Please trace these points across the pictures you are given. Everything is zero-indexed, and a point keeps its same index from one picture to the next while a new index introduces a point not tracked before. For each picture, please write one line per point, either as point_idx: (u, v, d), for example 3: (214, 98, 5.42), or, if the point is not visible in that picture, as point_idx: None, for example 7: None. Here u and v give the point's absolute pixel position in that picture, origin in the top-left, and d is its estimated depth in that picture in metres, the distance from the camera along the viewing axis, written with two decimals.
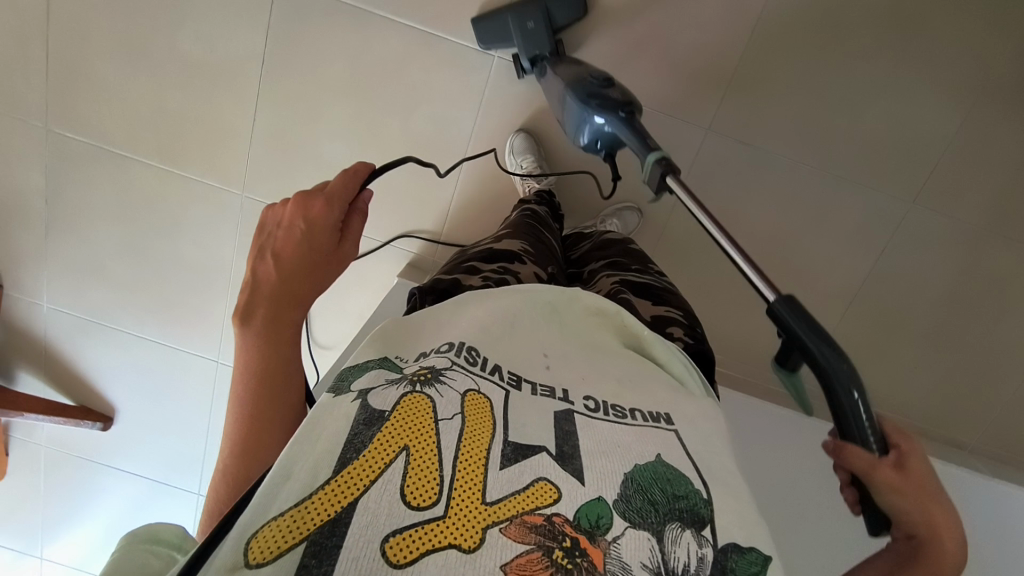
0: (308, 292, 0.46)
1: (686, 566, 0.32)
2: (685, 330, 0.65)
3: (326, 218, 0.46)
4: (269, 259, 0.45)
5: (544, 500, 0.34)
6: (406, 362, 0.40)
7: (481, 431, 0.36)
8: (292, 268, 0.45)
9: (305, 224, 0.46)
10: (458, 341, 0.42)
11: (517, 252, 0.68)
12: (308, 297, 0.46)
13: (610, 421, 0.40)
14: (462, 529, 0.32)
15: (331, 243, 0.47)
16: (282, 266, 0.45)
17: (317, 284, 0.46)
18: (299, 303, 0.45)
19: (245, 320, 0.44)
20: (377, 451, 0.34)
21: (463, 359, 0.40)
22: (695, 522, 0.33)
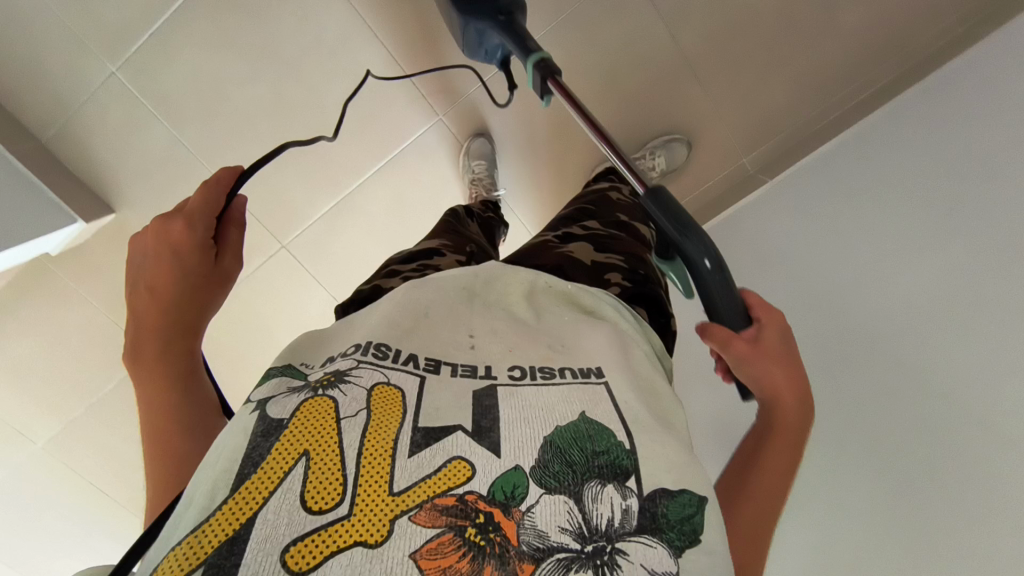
0: (192, 316, 0.43)
1: (609, 522, 0.29)
2: (624, 274, 0.69)
3: (187, 237, 0.43)
4: (143, 288, 0.43)
5: (457, 479, 0.32)
6: (311, 367, 0.39)
7: (388, 422, 0.34)
8: (167, 295, 0.42)
9: (170, 249, 0.43)
10: (364, 342, 0.40)
11: (437, 249, 0.73)
12: (197, 322, 0.44)
13: (535, 385, 0.38)
14: (369, 524, 0.30)
15: (202, 262, 0.43)
16: (155, 295, 0.43)
17: (203, 305, 0.44)
18: (190, 335, 0.44)
19: (133, 358, 0.43)
20: (276, 460, 0.32)
21: (372, 355, 0.39)
22: (617, 475, 0.31)
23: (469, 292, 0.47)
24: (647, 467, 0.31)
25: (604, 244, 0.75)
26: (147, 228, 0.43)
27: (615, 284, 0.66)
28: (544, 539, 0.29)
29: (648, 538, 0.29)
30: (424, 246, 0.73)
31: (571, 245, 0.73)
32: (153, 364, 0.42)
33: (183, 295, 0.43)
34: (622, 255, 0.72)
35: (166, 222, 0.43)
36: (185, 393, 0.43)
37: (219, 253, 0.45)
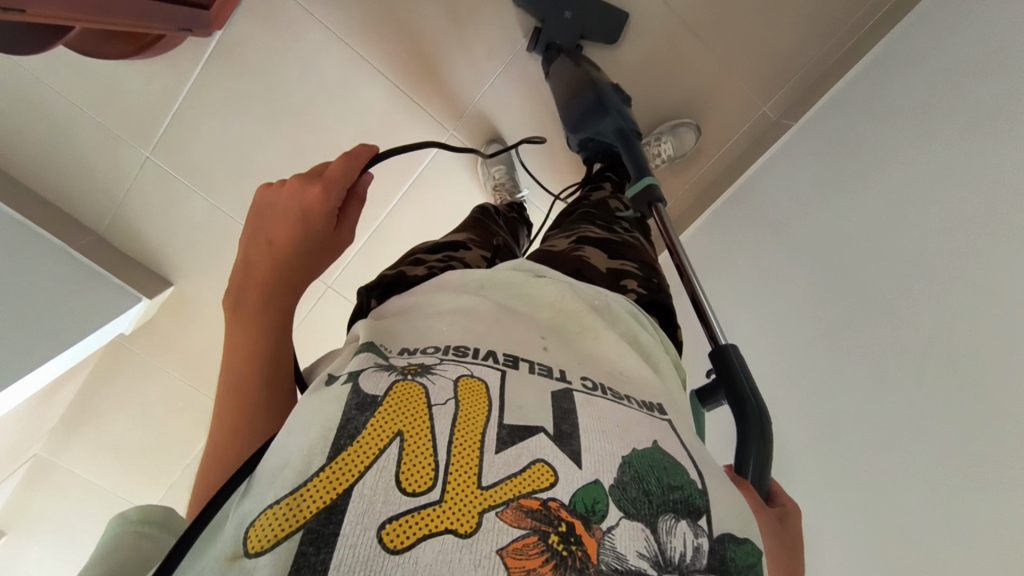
0: (298, 279, 0.46)
1: (682, 556, 0.32)
2: (640, 283, 0.70)
3: (322, 202, 0.44)
4: (263, 242, 0.45)
5: (541, 484, 0.33)
6: (392, 351, 0.39)
7: (476, 413, 0.35)
8: (283, 252, 0.45)
9: (302, 208, 0.44)
10: (441, 344, 0.40)
11: (462, 240, 0.72)
12: (300, 285, 0.46)
13: (610, 399, 0.39)
14: (459, 514, 0.31)
15: (325, 229, 0.45)
16: (274, 249, 0.45)
17: (309, 271, 0.46)
18: (291, 292, 0.46)
19: (234, 304, 0.45)
20: (371, 435, 0.33)
21: (453, 355, 0.39)
22: (690, 512, 0.33)
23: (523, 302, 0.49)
24: (717, 510, 0.34)
25: (622, 251, 0.77)
26: (287, 181, 0.46)
27: (632, 290, 0.67)
28: (622, 561, 0.31)
29: None
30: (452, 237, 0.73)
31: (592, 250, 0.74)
32: (250, 309, 0.45)
33: (299, 256, 0.45)
34: (637, 263, 0.74)
35: (307, 182, 0.45)
36: (268, 346, 0.44)
37: (339, 220, 0.47)
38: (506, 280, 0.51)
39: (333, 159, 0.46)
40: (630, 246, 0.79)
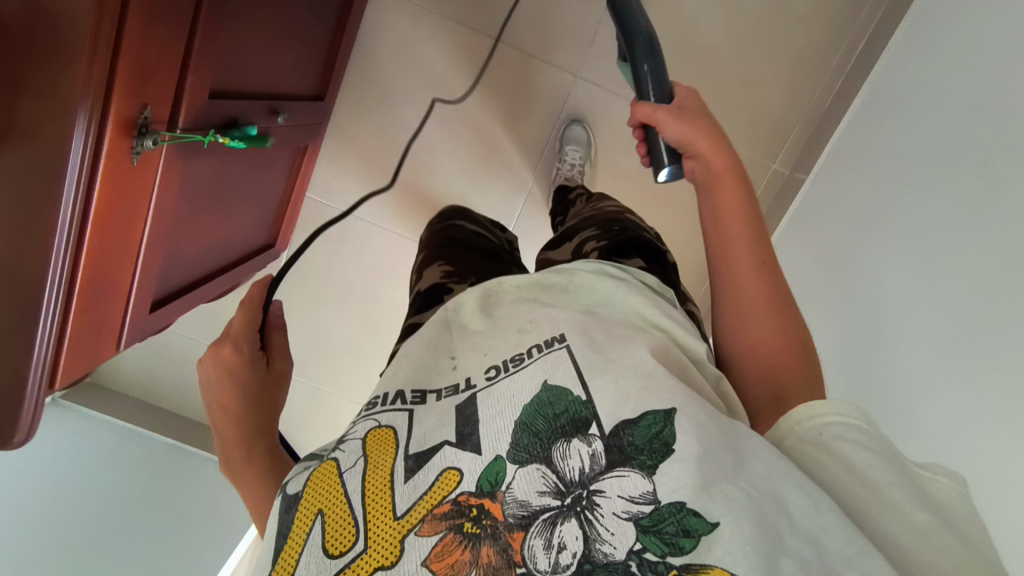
0: (263, 419, 0.53)
1: (581, 470, 0.30)
2: (599, 238, 0.69)
3: (239, 356, 0.53)
4: (218, 411, 0.53)
5: (449, 486, 0.34)
6: (323, 444, 0.43)
7: (383, 459, 0.37)
8: (238, 405, 0.52)
9: (227, 369, 0.53)
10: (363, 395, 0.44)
11: (442, 282, 0.69)
12: (269, 425, 0.53)
13: (508, 375, 0.40)
14: (383, 550, 0.33)
15: (256, 373, 0.54)
16: (229, 407, 0.52)
17: (267, 411, 0.54)
18: (265, 433, 0.53)
19: (228, 465, 0.51)
20: (298, 528, 0.36)
21: (364, 408, 0.42)
22: (580, 426, 0.32)
23: (445, 325, 0.50)
24: (605, 407, 0.32)
25: (579, 228, 0.76)
26: (206, 358, 0.54)
27: (592, 251, 0.66)
28: (527, 506, 0.30)
29: (621, 469, 0.30)
30: (428, 277, 0.70)
31: (554, 252, 0.75)
32: (240, 459, 0.51)
33: (249, 400, 0.53)
34: (595, 225, 0.73)
35: (219, 347, 0.53)
36: (277, 470, 0.50)
37: (269, 360, 0.56)
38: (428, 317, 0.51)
39: (232, 318, 0.55)
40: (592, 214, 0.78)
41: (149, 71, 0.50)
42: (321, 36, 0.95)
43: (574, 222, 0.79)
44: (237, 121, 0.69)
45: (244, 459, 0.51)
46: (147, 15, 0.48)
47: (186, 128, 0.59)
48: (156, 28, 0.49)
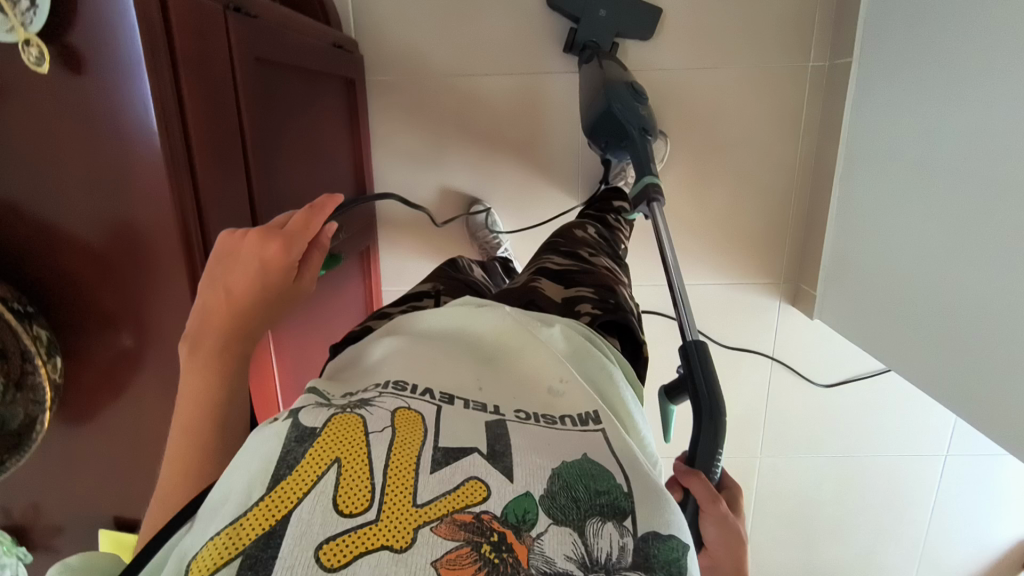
0: (254, 324, 0.48)
1: (609, 555, 0.33)
2: (595, 305, 0.74)
3: (286, 258, 0.47)
4: (221, 292, 0.46)
5: (474, 498, 0.35)
6: (333, 392, 0.42)
7: (411, 441, 0.38)
8: (245, 301, 0.46)
9: (262, 263, 0.46)
10: (386, 378, 0.44)
11: (431, 291, 0.72)
12: (253, 327, 0.48)
13: (541, 426, 0.42)
14: (394, 531, 0.33)
15: (285, 279, 0.48)
16: (235, 298, 0.46)
17: (266, 316, 0.48)
18: (248, 336, 0.48)
19: (191, 351, 0.46)
20: (309, 465, 0.35)
21: (391, 388, 0.42)
22: (616, 514, 0.35)
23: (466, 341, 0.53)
24: (642, 509, 0.36)
25: (576, 279, 0.80)
26: (246, 235, 0.46)
27: (586, 313, 0.71)
28: (551, 565, 0.33)
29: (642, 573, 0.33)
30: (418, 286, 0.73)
31: (548, 284, 0.77)
32: (207, 352, 0.46)
33: (256, 304, 0.47)
34: (593, 288, 0.77)
35: (267, 238, 0.46)
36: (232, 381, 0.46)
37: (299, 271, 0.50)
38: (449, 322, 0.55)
39: (293, 214, 0.49)
40: (590, 272, 0.82)
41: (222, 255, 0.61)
42: (346, 151, 1.01)
43: (574, 266, 0.83)
44: None
45: (209, 350, 0.46)
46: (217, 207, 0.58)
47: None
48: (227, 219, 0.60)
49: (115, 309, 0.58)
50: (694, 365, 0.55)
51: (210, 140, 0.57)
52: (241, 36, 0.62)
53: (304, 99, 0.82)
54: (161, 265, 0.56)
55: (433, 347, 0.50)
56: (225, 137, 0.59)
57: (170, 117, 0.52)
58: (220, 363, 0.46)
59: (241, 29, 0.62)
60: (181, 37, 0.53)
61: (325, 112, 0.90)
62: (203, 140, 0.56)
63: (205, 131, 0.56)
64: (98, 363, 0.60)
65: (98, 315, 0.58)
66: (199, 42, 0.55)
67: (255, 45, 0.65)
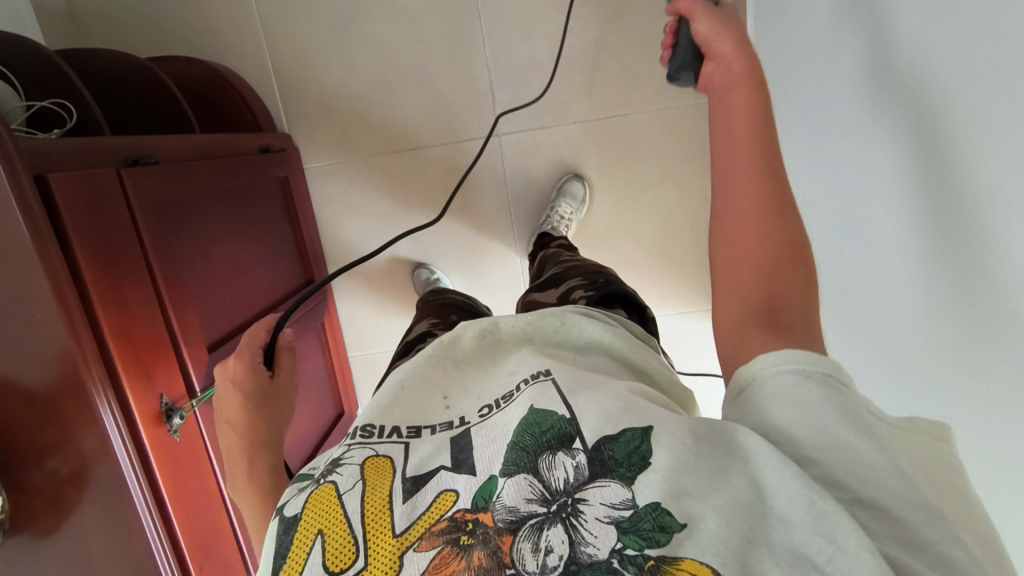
0: (264, 433, 0.55)
1: (566, 479, 0.33)
2: (587, 287, 0.74)
3: (241, 364, 0.58)
4: (225, 424, 0.55)
5: (446, 506, 0.37)
6: (316, 465, 0.44)
7: (381, 483, 0.40)
8: (241, 418, 0.55)
9: (231, 380, 0.57)
10: (356, 426, 0.46)
11: (427, 331, 0.76)
12: (266, 437, 0.55)
13: (499, 411, 0.43)
14: (382, 566, 0.35)
15: (259, 380, 0.57)
16: (235, 420, 0.55)
17: (269, 421, 0.56)
18: (267, 448, 0.55)
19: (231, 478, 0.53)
20: (298, 547, 0.37)
21: (359, 436, 0.44)
22: (565, 441, 0.35)
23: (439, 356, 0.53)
24: (590, 426, 0.35)
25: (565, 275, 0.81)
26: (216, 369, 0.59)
27: (579, 299, 0.71)
28: (515, 512, 0.32)
29: (603, 480, 0.32)
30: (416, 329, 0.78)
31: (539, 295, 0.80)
32: (242, 475, 0.52)
33: (249, 409, 0.55)
34: (582, 275, 0.78)
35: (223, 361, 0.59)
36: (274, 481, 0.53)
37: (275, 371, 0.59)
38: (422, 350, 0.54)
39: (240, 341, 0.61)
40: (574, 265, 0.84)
41: (149, 364, 0.63)
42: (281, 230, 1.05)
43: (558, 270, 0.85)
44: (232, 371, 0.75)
45: (247, 470, 0.53)
46: (122, 309, 0.60)
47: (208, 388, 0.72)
48: (139, 322, 0.63)
49: (47, 439, 0.56)
50: None
51: (104, 264, 0.59)
52: (138, 185, 0.66)
53: (230, 214, 0.86)
54: (85, 390, 0.55)
55: (410, 365, 0.52)
56: (126, 269, 0.62)
57: (61, 274, 0.54)
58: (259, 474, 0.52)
59: (139, 180, 0.66)
60: (70, 204, 0.56)
61: (256, 206, 0.96)
62: (95, 267, 0.58)
63: (101, 269, 0.59)
64: (45, 491, 0.58)
65: (31, 449, 0.56)
66: (90, 206, 0.58)
67: (158, 192, 0.69)
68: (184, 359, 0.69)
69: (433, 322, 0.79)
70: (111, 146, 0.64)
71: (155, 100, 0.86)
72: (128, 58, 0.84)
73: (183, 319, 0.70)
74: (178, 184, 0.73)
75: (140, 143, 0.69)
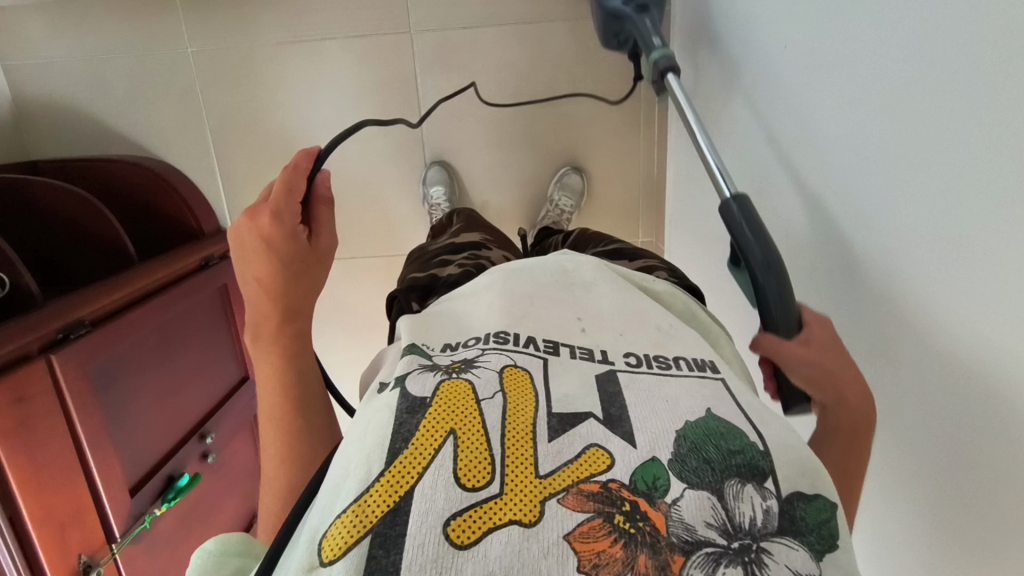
0: (298, 301, 0.47)
1: (753, 521, 0.31)
2: (668, 273, 0.67)
3: (279, 228, 0.45)
4: (253, 282, 0.46)
5: (598, 467, 0.33)
6: (433, 347, 0.40)
7: (524, 406, 0.36)
8: (274, 283, 0.45)
9: (264, 240, 0.45)
10: (485, 332, 0.42)
11: (480, 241, 0.71)
12: (301, 305, 0.47)
13: (655, 373, 0.39)
14: (521, 504, 0.32)
15: (297, 248, 0.46)
16: (265, 283, 0.45)
17: (306, 290, 0.47)
18: (296, 313, 0.47)
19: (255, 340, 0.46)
20: (424, 436, 0.33)
21: (494, 342, 0.40)
22: (755, 475, 0.32)
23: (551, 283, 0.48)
24: (783, 469, 0.33)
25: (639, 253, 0.74)
26: (235, 224, 0.45)
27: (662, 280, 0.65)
28: (692, 532, 0.31)
29: (791, 540, 0.31)
30: (469, 238, 0.72)
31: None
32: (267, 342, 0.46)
33: (285, 279, 0.46)
34: (660, 260, 0.71)
35: (254, 212, 0.44)
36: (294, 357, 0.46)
37: (312, 234, 0.48)
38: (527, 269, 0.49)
39: (274, 180, 0.46)
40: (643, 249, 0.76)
41: (66, 521, 0.72)
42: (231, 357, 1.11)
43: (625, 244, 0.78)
44: (170, 478, 0.91)
45: (271, 336, 0.46)
46: (43, 507, 0.69)
47: (126, 532, 0.82)
48: (64, 453, 0.72)
49: None
50: (738, 222, 0.47)
51: (39, 513, 0.68)
52: (70, 361, 0.72)
53: (162, 342, 0.91)
54: None
55: (523, 283, 0.47)
56: (40, 417, 0.69)
57: None
58: (285, 346, 0.46)
59: (69, 355, 0.72)
60: None
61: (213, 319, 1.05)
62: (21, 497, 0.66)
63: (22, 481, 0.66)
64: None
65: None
66: (15, 411, 0.65)
67: (88, 356, 0.75)
68: (96, 500, 0.77)
69: (487, 239, 0.73)
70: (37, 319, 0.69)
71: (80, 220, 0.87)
72: (50, 185, 0.84)
73: (94, 442, 0.76)
74: (112, 346, 0.79)
75: (73, 309, 0.74)
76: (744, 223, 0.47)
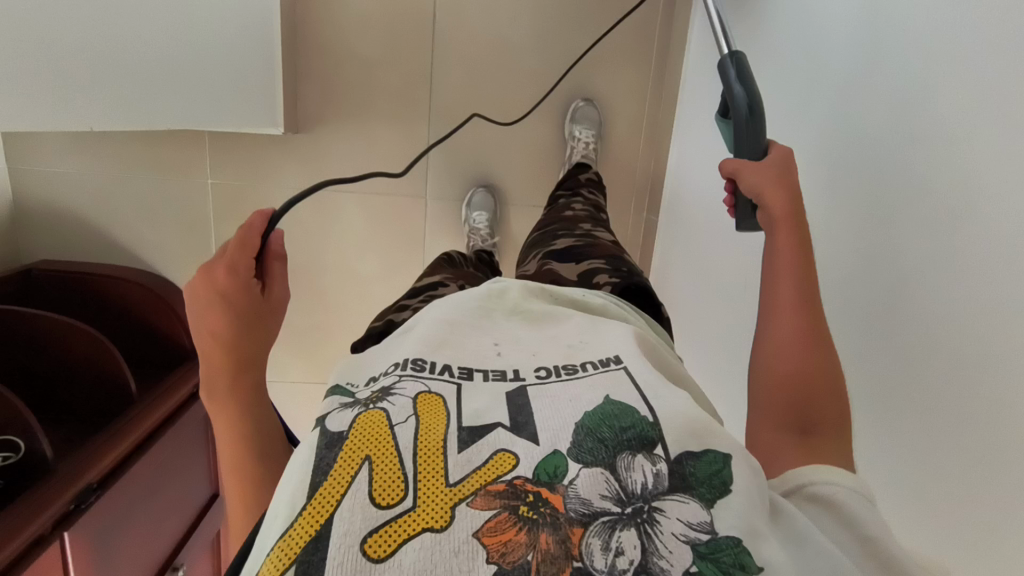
0: (251, 351, 0.52)
1: (644, 484, 0.34)
2: (611, 275, 0.67)
3: (230, 280, 0.50)
4: (206, 334, 0.51)
5: (504, 467, 0.35)
6: (356, 385, 0.44)
7: (436, 425, 0.38)
8: (225, 335, 0.51)
9: (220, 294, 0.50)
10: (404, 358, 0.45)
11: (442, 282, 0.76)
12: (256, 355, 0.53)
13: (561, 380, 0.42)
14: (433, 512, 0.34)
15: (250, 298, 0.51)
16: (218, 334, 0.51)
17: (260, 340, 0.53)
18: (251, 364, 0.53)
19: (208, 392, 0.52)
20: (343, 467, 0.36)
21: (411, 369, 0.43)
22: (645, 445, 0.35)
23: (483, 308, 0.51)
24: (672, 435, 0.36)
25: (585, 252, 0.75)
26: (194, 278, 0.50)
27: (602, 282, 0.65)
28: (588, 505, 0.33)
29: (682, 496, 0.33)
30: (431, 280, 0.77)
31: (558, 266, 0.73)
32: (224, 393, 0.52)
33: (237, 331, 0.51)
34: (604, 258, 0.71)
35: (210, 269, 0.50)
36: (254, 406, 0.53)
37: (265, 287, 0.52)
38: (466, 295, 0.53)
39: (229, 238, 0.50)
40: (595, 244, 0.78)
41: None
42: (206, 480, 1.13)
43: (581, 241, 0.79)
44: None
45: (227, 386, 0.52)
46: None
47: None
48: None
49: None
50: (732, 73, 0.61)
51: None
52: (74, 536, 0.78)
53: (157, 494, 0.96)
54: None
55: (457, 311, 0.50)
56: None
57: None
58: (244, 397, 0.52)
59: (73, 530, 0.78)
60: None
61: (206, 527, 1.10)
62: None
63: None
64: None
65: None
66: None
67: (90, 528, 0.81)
68: None
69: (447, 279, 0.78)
70: (44, 497, 0.75)
71: (93, 356, 0.97)
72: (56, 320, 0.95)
73: None
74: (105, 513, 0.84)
75: (80, 478, 0.80)
76: (733, 71, 0.61)
